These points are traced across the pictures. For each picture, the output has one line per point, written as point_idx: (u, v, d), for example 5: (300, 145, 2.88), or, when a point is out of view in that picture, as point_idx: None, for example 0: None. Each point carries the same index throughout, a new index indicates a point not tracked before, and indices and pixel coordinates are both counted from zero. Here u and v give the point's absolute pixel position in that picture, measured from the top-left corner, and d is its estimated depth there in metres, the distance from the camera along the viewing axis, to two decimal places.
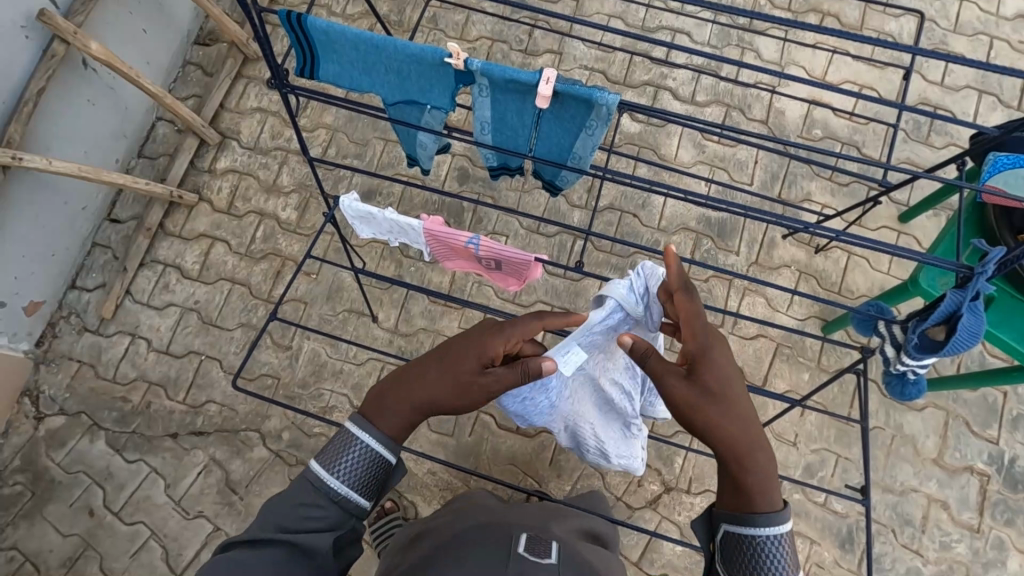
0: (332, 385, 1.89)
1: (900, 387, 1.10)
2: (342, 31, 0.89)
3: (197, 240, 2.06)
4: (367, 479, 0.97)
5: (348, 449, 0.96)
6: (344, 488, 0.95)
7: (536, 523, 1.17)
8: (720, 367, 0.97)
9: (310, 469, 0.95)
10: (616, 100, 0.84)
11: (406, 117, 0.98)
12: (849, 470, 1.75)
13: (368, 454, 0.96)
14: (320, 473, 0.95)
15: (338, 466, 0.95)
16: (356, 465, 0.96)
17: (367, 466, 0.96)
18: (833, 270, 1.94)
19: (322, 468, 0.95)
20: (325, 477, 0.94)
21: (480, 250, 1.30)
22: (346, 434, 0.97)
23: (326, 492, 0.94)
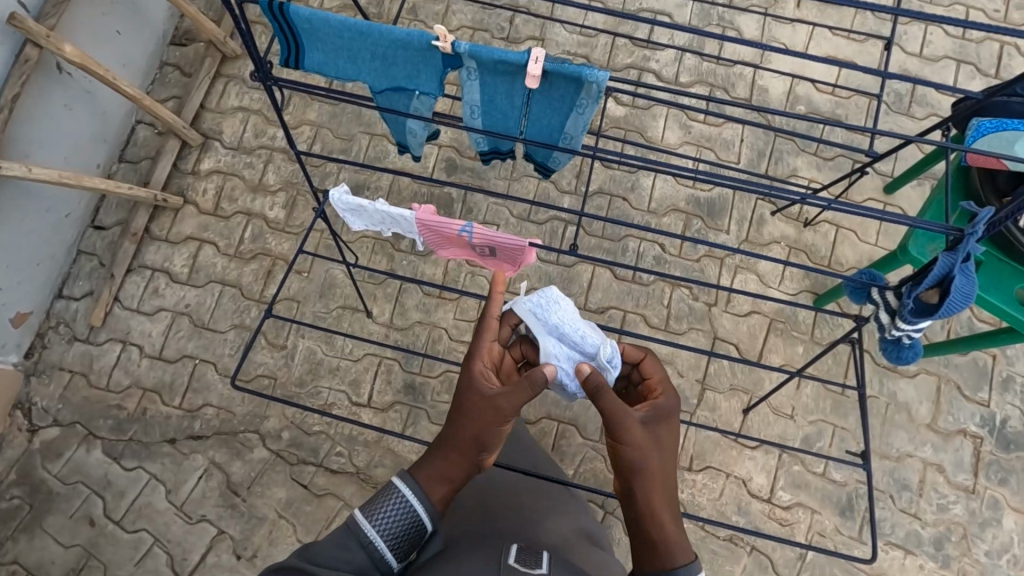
0: (329, 382, 1.88)
1: (896, 352, 1.11)
2: (325, 18, 0.88)
3: (185, 243, 2.04)
4: (404, 538, 0.92)
5: (392, 502, 0.94)
6: (379, 539, 0.90)
7: (527, 529, 1.09)
8: (665, 411, 1.03)
9: (351, 517, 0.92)
10: (605, 77, 0.84)
11: (398, 105, 0.97)
12: (846, 439, 1.77)
13: (409, 510, 0.94)
14: (359, 522, 0.91)
15: (379, 517, 0.92)
16: (395, 521, 0.92)
17: (407, 526, 0.93)
18: (822, 244, 1.96)
19: (362, 516, 0.92)
20: (363, 525, 0.91)
21: (474, 238, 1.31)
22: (392, 487, 0.96)
23: (360, 539, 0.89)
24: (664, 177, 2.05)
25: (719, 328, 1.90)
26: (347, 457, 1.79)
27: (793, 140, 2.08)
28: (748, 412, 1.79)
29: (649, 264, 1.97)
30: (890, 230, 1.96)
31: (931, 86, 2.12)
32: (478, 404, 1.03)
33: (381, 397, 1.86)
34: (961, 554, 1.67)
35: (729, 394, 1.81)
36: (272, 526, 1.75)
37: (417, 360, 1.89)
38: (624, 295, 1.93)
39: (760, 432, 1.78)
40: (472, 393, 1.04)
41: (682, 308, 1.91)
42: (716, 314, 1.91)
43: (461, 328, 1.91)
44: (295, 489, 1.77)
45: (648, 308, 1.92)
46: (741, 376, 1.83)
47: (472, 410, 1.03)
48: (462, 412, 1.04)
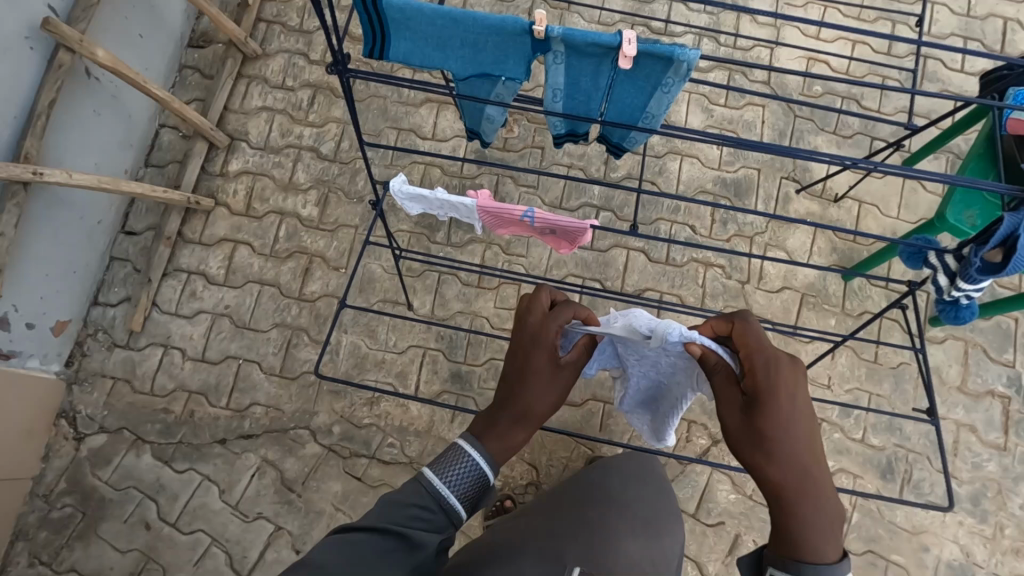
0: (375, 375, 1.90)
1: (953, 311, 1.17)
2: (418, 8, 0.90)
3: (219, 245, 2.04)
4: (470, 492, 1.02)
5: (461, 464, 1.02)
6: (452, 497, 0.99)
7: (592, 536, 1.06)
8: (770, 393, 0.92)
9: (422, 475, 1.00)
10: (696, 55, 0.87)
11: (483, 92, 0.99)
12: (882, 406, 1.84)
13: (475, 471, 1.02)
14: (432, 480, 0.99)
15: (449, 475, 1.00)
16: (464, 482, 1.01)
17: (472, 480, 1.02)
18: (847, 220, 2.03)
19: (434, 475, 1.00)
20: (435, 484, 0.99)
21: (535, 221, 1.34)
22: (458, 449, 1.03)
23: (434, 494, 0.98)
24: (691, 160, 2.10)
25: (753, 305, 1.95)
26: (400, 447, 1.81)
27: (811, 120, 2.15)
28: None
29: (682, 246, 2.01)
30: (911, 202, 2.04)
31: (941, 63, 2.19)
32: (544, 375, 1.06)
33: (429, 388, 1.88)
34: (997, 508, 1.75)
35: None
36: (330, 520, 1.76)
37: (461, 350, 1.92)
38: (660, 277, 1.98)
39: None
40: (539, 366, 1.06)
41: (716, 286, 1.96)
42: (749, 291, 1.96)
43: (503, 316, 1.94)
44: (350, 481, 1.79)
45: (684, 289, 1.97)
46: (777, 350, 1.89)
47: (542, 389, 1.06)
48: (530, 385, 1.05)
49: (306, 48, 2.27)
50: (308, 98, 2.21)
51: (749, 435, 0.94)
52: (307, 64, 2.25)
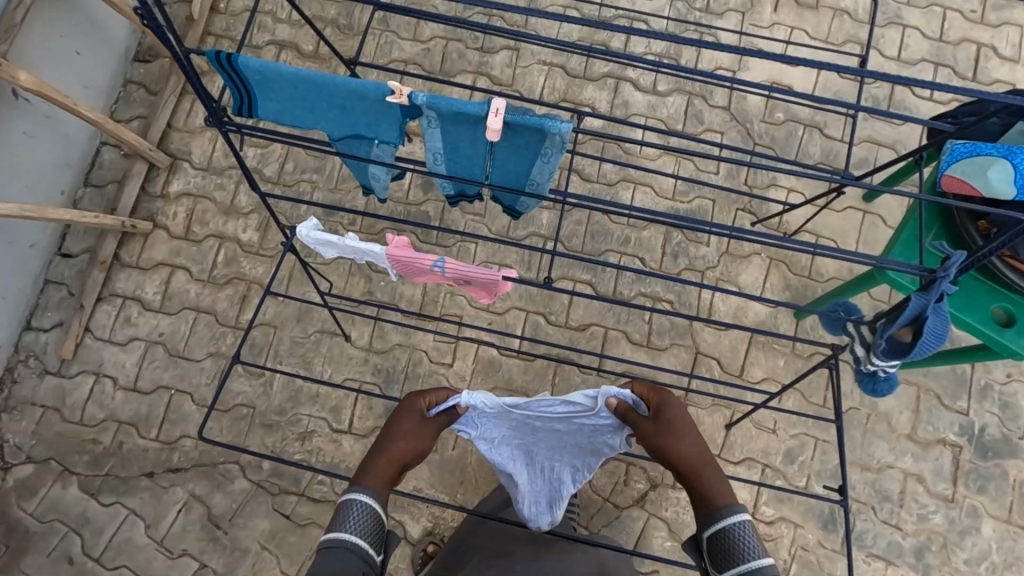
0: (309, 409, 1.85)
1: (871, 383, 1.10)
2: (276, 70, 0.84)
3: (157, 269, 1.99)
4: (374, 530, 1.02)
5: (353, 516, 1.01)
6: (366, 540, 1.00)
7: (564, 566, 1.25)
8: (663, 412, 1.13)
9: (327, 545, 0.98)
10: (568, 129, 0.81)
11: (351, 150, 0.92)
12: (828, 452, 1.78)
13: (374, 510, 1.03)
14: (337, 541, 0.98)
15: (351, 523, 1.01)
16: (367, 524, 1.01)
17: (372, 521, 1.02)
18: (803, 255, 1.96)
19: (340, 532, 1.00)
20: (342, 539, 0.99)
21: (446, 272, 1.29)
22: (346, 507, 1.02)
23: (343, 546, 0.98)
24: (644, 189, 2.03)
25: (701, 343, 1.89)
26: (330, 485, 1.77)
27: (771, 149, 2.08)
28: (731, 428, 1.79)
29: (630, 279, 1.95)
30: (869, 238, 1.97)
31: (909, 91, 2.11)
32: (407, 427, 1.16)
33: (363, 423, 1.83)
34: (941, 563, 1.69)
35: (712, 410, 1.81)
36: (255, 558, 1.73)
37: (397, 384, 1.87)
38: (605, 311, 1.92)
39: (743, 447, 1.79)
40: (405, 408, 1.18)
41: (664, 323, 1.90)
42: (698, 328, 1.90)
43: (442, 350, 1.89)
44: (277, 519, 1.76)
45: (631, 325, 1.90)
46: (723, 392, 1.82)
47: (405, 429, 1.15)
48: (397, 429, 1.15)
49: None
50: None
51: (667, 434, 1.10)
52: None
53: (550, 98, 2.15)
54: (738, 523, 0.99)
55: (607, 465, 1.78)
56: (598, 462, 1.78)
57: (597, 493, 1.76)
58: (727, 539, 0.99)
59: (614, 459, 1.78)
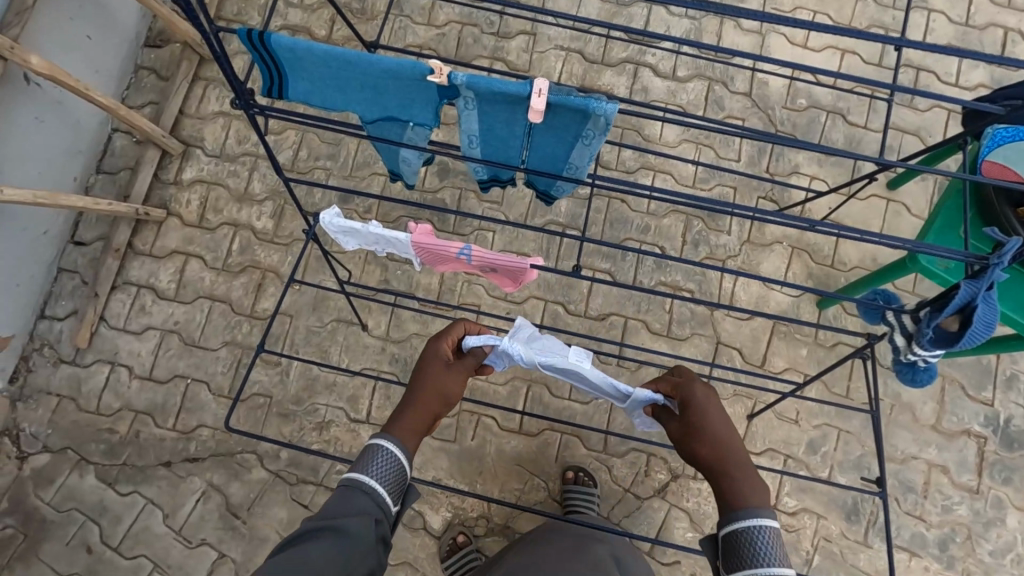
0: (326, 399, 1.83)
1: (911, 374, 1.08)
2: (309, 48, 0.81)
3: (171, 257, 1.97)
4: (393, 482, 1.03)
5: (377, 463, 1.03)
6: (384, 490, 1.01)
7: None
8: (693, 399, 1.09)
9: (349, 483, 1.00)
10: (614, 109, 0.78)
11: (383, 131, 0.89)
12: (851, 443, 1.76)
13: (398, 461, 1.04)
14: (359, 482, 1.00)
15: (374, 468, 1.02)
16: (388, 473, 1.03)
17: (393, 473, 1.03)
18: (825, 244, 1.93)
19: (362, 474, 1.01)
20: (363, 482, 1.01)
21: (471, 260, 1.27)
22: (373, 451, 1.04)
23: (361, 489, 1.00)
24: (664, 176, 2.00)
25: (722, 333, 1.86)
26: (348, 475, 1.76)
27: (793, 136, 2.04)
28: (753, 419, 1.77)
29: (650, 268, 1.93)
30: (893, 226, 1.94)
31: (934, 76, 2.07)
32: (433, 373, 1.14)
33: (380, 413, 1.82)
34: (965, 554, 1.68)
35: (733, 400, 1.79)
36: (274, 548, 1.72)
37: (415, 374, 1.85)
38: (625, 301, 1.89)
39: (765, 438, 1.77)
40: (433, 358, 1.16)
41: (685, 312, 1.87)
42: (719, 318, 1.87)
43: None
44: (295, 509, 1.75)
45: (651, 314, 1.88)
46: (745, 382, 1.80)
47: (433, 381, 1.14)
48: (427, 378, 1.14)
49: None
50: None
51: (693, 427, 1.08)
52: None
53: (568, 84, 2.11)
54: (757, 530, 0.96)
55: (627, 455, 1.76)
56: (619, 452, 1.77)
57: (618, 483, 1.75)
58: (738, 542, 0.96)
59: (634, 449, 1.77)
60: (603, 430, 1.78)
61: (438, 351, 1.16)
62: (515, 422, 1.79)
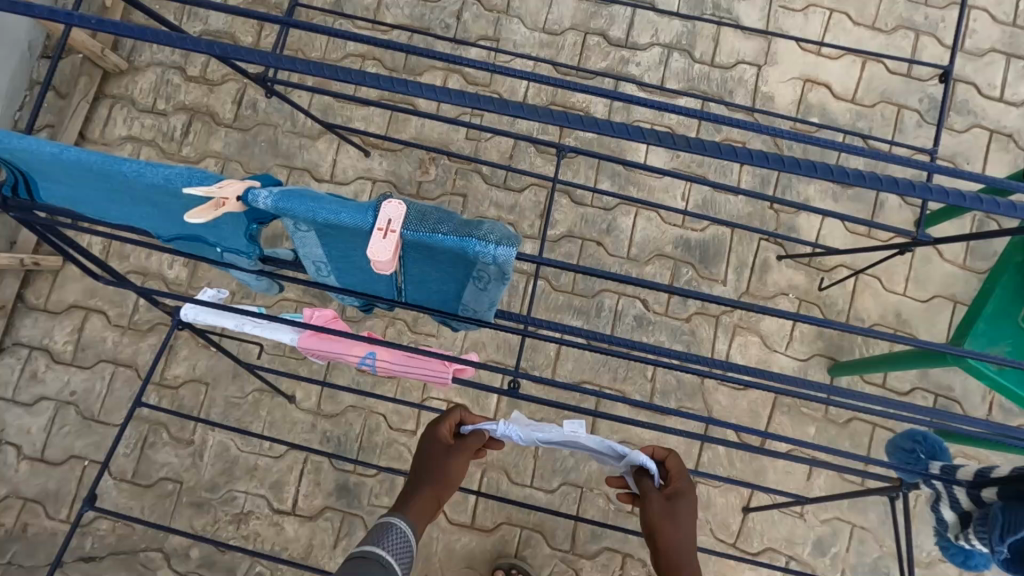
0: (246, 485, 1.56)
1: (963, 557, 0.78)
2: (27, 147, 0.52)
3: (67, 313, 1.68)
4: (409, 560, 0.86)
5: (392, 538, 0.85)
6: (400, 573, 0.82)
7: None
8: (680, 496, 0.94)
9: (369, 551, 0.81)
10: (510, 255, 0.49)
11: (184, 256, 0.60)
12: (866, 542, 1.48)
13: (410, 543, 0.87)
14: (379, 552, 0.81)
15: (387, 543, 0.84)
16: (403, 551, 0.84)
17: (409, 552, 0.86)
18: (840, 296, 1.62)
19: (379, 547, 0.83)
20: (382, 556, 0.81)
21: (377, 371, 0.98)
22: (389, 526, 0.87)
23: (379, 560, 0.80)
24: (648, 214, 1.68)
25: (713, 406, 1.57)
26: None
27: (802, 163, 1.72)
28: (749, 512, 1.48)
29: (629, 326, 1.63)
30: (921, 275, 1.62)
31: (975, 89, 1.72)
32: (435, 458, 1.01)
33: (308, 503, 1.54)
34: None
35: (727, 488, 1.51)
36: None
37: (350, 455, 1.57)
38: (599, 365, 1.59)
39: (764, 535, 1.49)
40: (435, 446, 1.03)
41: (670, 381, 1.57)
42: (710, 388, 1.58)
43: (403, 415, 1.58)
44: None
45: (630, 383, 1.58)
46: (740, 466, 1.52)
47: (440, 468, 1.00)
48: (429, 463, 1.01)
49: (183, 61, 1.86)
50: (182, 126, 1.81)
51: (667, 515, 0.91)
52: (184, 82, 1.84)
53: (536, 101, 1.78)
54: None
55: (599, 556, 1.49)
56: (589, 551, 1.49)
57: None
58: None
59: (607, 548, 1.50)
60: (570, 525, 1.50)
61: (439, 436, 1.03)
62: (466, 515, 1.51)
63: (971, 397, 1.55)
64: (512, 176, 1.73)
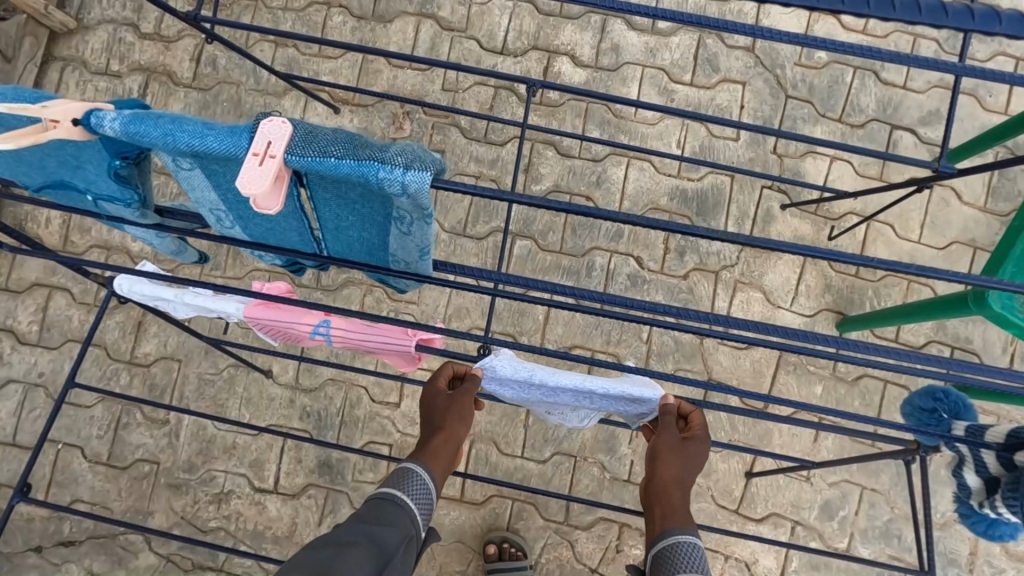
0: (225, 464, 1.50)
1: (983, 526, 0.69)
2: None
3: (29, 292, 1.59)
4: (428, 509, 0.86)
5: (414, 484, 0.84)
6: (419, 519, 0.83)
7: None
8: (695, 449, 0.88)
9: (388, 493, 0.82)
10: (420, 181, 0.38)
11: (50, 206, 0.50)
12: (877, 505, 1.40)
13: (432, 490, 0.86)
14: (399, 495, 0.82)
15: (411, 489, 0.84)
16: (424, 499, 0.84)
17: (429, 503, 0.86)
18: (850, 247, 1.50)
19: (399, 490, 0.83)
20: (401, 499, 0.82)
21: (334, 342, 0.90)
22: (407, 470, 0.86)
23: (399, 504, 0.81)
24: (641, 164, 1.56)
25: (714, 368, 1.47)
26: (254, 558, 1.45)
27: (808, 102, 1.57)
28: (752, 478, 1.40)
29: (623, 285, 1.52)
30: (937, 220, 1.50)
31: None
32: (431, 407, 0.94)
33: (290, 481, 1.48)
34: None
35: (728, 453, 1.43)
36: None
37: (331, 430, 1.50)
38: (591, 328, 1.49)
39: (768, 500, 1.41)
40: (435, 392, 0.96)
41: (666, 342, 1.48)
42: (710, 348, 1.48)
43: (385, 387, 1.50)
44: None
45: (624, 346, 1.49)
46: (743, 429, 1.43)
47: (456, 411, 0.92)
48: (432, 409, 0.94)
49: (135, 16, 1.72)
50: (138, 87, 1.69)
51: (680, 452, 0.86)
52: (137, 39, 1.71)
53: (517, 45, 1.64)
54: (689, 544, 0.78)
55: (594, 526, 1.42)
56: (584, 522, 1.43)
57: (584, 562, 1.41)
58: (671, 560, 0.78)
59: (603, 518, 1.42)
60: (563, 495, 1.43)
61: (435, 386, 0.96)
62: (455, 489, 1.45)
63: (991, 349, 1.45)
64: (493, 128, 1.60)
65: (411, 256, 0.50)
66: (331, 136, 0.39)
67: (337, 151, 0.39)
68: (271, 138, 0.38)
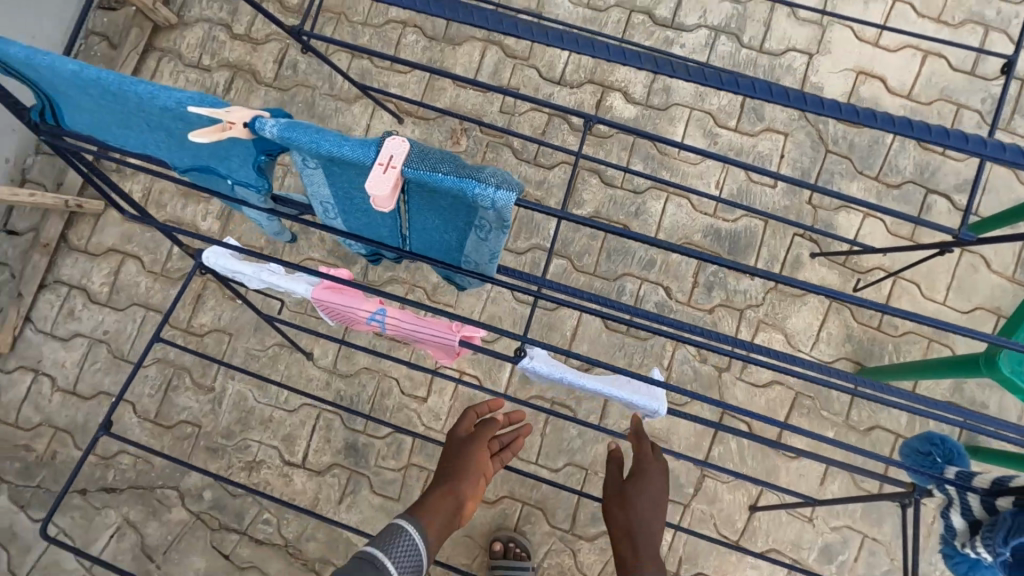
0: (260, 435, 1.61)
1: (966, 567, 0.74)
2: (47, 68, 0.53)
3: (104, 257, 1.75)
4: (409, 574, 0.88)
5: (397, 545, 0.88)
6: None
7: None
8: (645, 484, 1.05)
9: (369, 550, 0.85)
10: (506, 199, 0.48)
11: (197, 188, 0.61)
12: (877, 554, 1.43)
13: (416, 553, 0.89)
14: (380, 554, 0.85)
15: (394, 549, 0.87)
16: (405, 561, 0.87)
17: (410, 567, 0.88)
18: (874, 300, 1.55)
19: (381, 550, 0.86)
20: (381, 557, 0.85)
21: (388, 329, 0.99)
22: (393, 532, 0.90)
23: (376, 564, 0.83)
24: (679, 200, 1.64)
25: (730, 402, 1.53)
26: (276, 526, 1.55)
27: (847, 159, 1.64)
28: (755, 512, 1.45)
29: (650, 312, 1.60)
30: (964, 284, 1.54)
31: None
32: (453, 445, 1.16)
33: (317, 458, 1.58)
34: None
35: (735, 486, 1.48)
36: None
37: (361, 415, 1.60)
38: (615, 349, 1.57)
39: (769, 536, 1.45)
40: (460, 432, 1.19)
41: (686, 371, 1.54)
42: (728, 382, 1.54)
43: (415, 381, 1.60)
44: (215, 559, 1.54)
45: (644, 370, 1.56)
46: (751, 464, 1.49)
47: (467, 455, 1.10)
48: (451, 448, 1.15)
49: (230, 18, 1.89)
50: (224, 82, 1.85)
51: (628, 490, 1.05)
52: (229, 39, 1.88)
53: (574, 78, 1.75)
54: None
55: (597, 539, 1.48)
56: (588, 534, 1.48)
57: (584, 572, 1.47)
58: None
59: (606, 532, 1.48)
60: (572, 505, 1.50)
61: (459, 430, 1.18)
62: None
63: (1006, 415, 1.47)
64: (543, 152, 1.71)
65: (479, 255, 0.59)
66: (437, 156, 0.49)
67: (445, 169, 0.48)
68: (395, 155, 0.48)
